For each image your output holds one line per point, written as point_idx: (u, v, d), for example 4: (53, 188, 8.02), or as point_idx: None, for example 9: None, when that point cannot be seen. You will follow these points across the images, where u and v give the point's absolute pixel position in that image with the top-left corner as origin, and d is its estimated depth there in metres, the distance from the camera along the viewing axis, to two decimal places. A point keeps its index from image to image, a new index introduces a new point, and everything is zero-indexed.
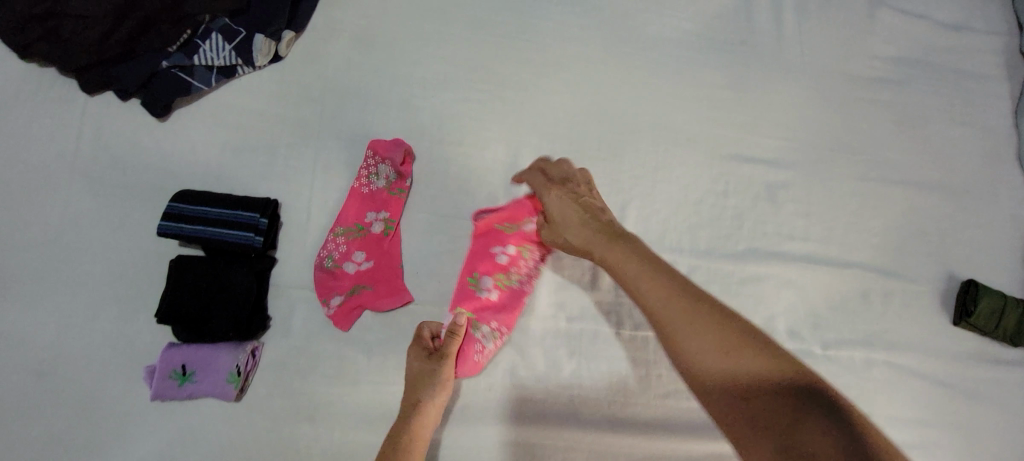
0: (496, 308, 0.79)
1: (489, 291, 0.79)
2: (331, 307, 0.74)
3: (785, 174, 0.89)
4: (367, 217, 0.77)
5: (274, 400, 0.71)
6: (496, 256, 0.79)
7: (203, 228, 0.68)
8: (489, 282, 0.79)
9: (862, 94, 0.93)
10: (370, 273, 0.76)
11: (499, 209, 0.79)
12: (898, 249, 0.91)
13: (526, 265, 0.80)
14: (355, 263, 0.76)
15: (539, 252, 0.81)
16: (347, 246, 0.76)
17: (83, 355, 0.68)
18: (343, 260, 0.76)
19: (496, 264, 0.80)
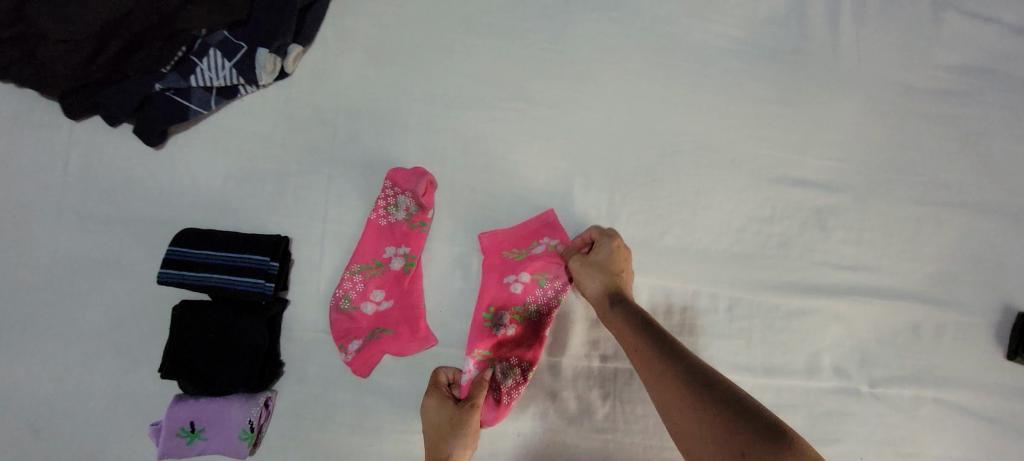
0: (516, 343, 0.72)
1: (507, 326, 0.71)
2: (349, 353, 0.68)
3: (836, 198, 0.82)
4: (385, 252, 0.71)
5: (291, 453, 0.66)
6: (509, 286, 0.71)
7: (208, 276, 0.63)
8: (506, 316, 0.71)
9: (922, 108, 0.86)
10: (389, 314, 0.70)
11: (509, 234, 0.72)
12: (953, 277, 0.84)
13: (542, 294, 0.72)
14: (373, 303, 0.70)
15: (556, 279, 0.72)
16: (364, 285, 0.70)
17: (83, 409, 0.63)
18: (361, 300, 0.70)
19: (509, 296, 0.71)
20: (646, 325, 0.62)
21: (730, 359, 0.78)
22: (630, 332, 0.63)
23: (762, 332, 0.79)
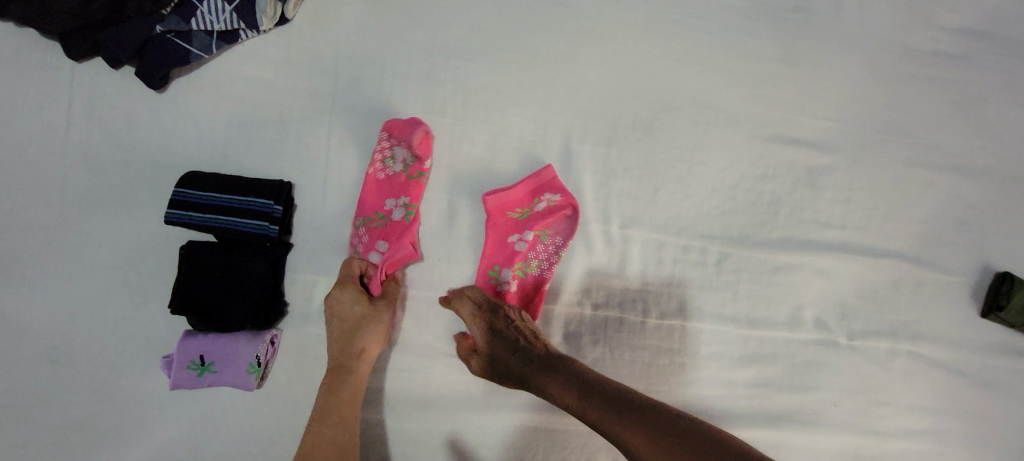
0: (517, 297, 0.76)
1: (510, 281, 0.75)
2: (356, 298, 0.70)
3: (829, 158, 0.84)
4: (386, 204, 0.72)
5: (296, 387, 0.70)
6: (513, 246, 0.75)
7: (215, 217, 0.64)
8: (508, 272, 0.75)
9: (919, 70, 0.86)
10: (394, 263, 0.72)
11: (511, 190, 0.74)
12: (937, 238, 0.87)
13: (544, 250, 0.76)
14: (378, 253, 0.72)
15: (557, 237, 0.76)
16: (369, 237, 0.72)
17: (98, 341, 0.66)
18: (368, 251, 0.72)
19: (513, 253, 0.75)
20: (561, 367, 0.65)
21: (716, 311, 0.81)
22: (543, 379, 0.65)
23: (748, 285, 0.82)
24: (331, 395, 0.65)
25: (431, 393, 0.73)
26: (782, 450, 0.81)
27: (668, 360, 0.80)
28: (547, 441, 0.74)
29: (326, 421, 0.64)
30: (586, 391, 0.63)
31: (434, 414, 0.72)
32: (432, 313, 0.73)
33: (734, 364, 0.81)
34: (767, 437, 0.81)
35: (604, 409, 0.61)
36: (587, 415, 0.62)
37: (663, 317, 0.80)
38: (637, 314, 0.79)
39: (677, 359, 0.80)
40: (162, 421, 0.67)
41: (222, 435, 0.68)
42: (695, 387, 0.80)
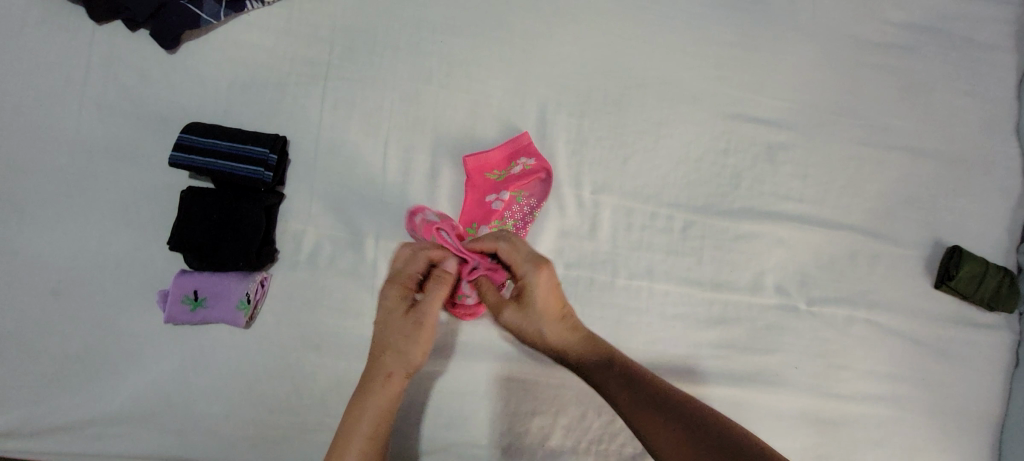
0: None
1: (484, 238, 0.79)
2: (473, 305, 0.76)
3: (786, 135, 0.90)
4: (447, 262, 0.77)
5: (283, 329, 0.75)
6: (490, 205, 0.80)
7: (214, 161, 0.70)
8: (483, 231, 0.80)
9: (869, 58, 0.94)
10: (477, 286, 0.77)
11: (489, 154, 0.80)
12: (889, 213, 0.93)
13: (519, 210, 0.81)
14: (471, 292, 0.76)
15: (531, 199, 0.82)
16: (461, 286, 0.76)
17: (103, 277, 0.72)
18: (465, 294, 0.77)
19: (490, 212, 0.80)
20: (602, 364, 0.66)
21: (682, 275, 0.87)
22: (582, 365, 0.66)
23: (712, 251, 0.87)
24: (365, 396, 0.63)
25: None
26: (745, 408, 0.85)
27: (636, 319, 0.84)
28: (518, 389, 0.80)
29: (356, 417, 0.62)
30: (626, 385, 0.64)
31: None
32: None
33: (699, 325, 0.86)
34: (731, 396, 0.84)
35: (641, 404, 0.63)
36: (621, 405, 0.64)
37: (631, 278, 0.85)
38: (607, 275, 0.84)
39: (644, 318, 0.84)
40: (158, 354, 0.73)
41: (212, 371, 0.73)
42: (662, 346, 0.84)
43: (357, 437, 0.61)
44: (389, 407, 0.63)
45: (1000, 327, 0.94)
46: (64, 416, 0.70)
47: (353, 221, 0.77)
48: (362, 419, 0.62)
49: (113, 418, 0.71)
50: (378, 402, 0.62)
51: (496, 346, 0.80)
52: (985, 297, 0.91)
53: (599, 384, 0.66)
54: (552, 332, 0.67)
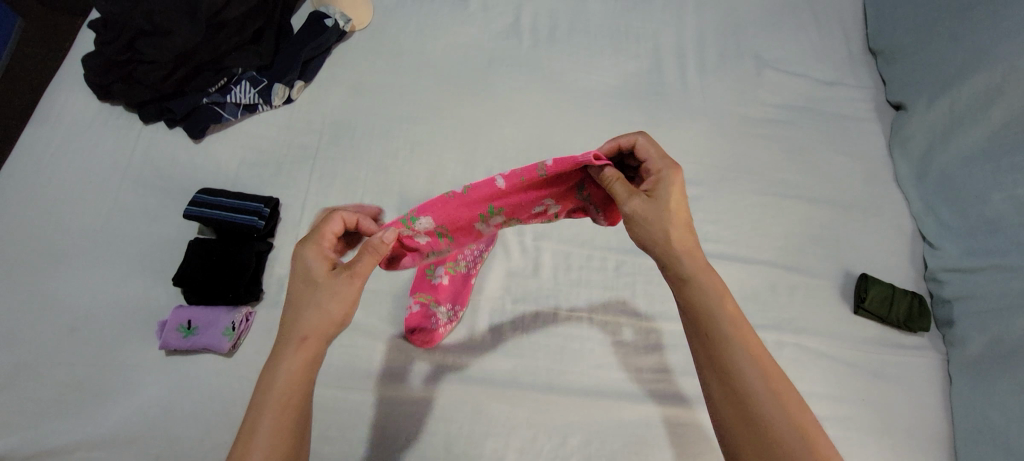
0: (448, 291, 0.93)
1: (491, 224, 0.79)
2: (553, 211, 0.81)
3: (695, 189, 1.09)
4: (543, 203, 0.78)
5: (258, 357, 0.84)
6: (534, 206, 0.79)
7: (219, 212, 0.88)
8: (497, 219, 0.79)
9: (756, 130, 1.16)
10: (524, 211, 0.79)
11: None
12: (799, 250, 1.07)
13: (470, 253, 0.93)
14: (546, 209, 0.80)
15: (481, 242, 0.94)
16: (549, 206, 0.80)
17: (110, 315, 0.85)
18: (547, 211, 0.81)
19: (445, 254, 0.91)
20: (699, 286, 0.68)
21: (621, 307, 0.98)
22: (683, 280, 0.69)
23: (644, 285, 1.00)
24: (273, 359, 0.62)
25: (372, 367, 0.88)
26: (690, 428, 0.90)
27: (580, 346, 0.94)
28: (471, 411, 0.86)
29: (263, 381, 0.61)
30: (712, 308, 0.67)
31: (373, 386, 0.87)
32: None
33: (638, 351, 0.95)
34: (674, 416, 0.90)
35: (720, 327, 0.66)
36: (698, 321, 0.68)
37: (572, 309, 0.96)
38: (550, 306, 0.96)
39: (588, 345, 0.94)
40: (146, 383, 0.81)
41: (189, 396, 0.81)
42: (606, 371, 0.92)
43: (269, 411, 0.59)
44: (303, 376, 0.62)
45: (927, 348, 1.01)
46: (53, 440, 0.77)
47: None
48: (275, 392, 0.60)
49: (95, 441, 0.77)
50: (286, 366, 0.61)
51: (450, 373, 0.89)
52: (899, 318, 1.00)
53: (703, 308, 0.67)
54: (688, 248, 0.69)
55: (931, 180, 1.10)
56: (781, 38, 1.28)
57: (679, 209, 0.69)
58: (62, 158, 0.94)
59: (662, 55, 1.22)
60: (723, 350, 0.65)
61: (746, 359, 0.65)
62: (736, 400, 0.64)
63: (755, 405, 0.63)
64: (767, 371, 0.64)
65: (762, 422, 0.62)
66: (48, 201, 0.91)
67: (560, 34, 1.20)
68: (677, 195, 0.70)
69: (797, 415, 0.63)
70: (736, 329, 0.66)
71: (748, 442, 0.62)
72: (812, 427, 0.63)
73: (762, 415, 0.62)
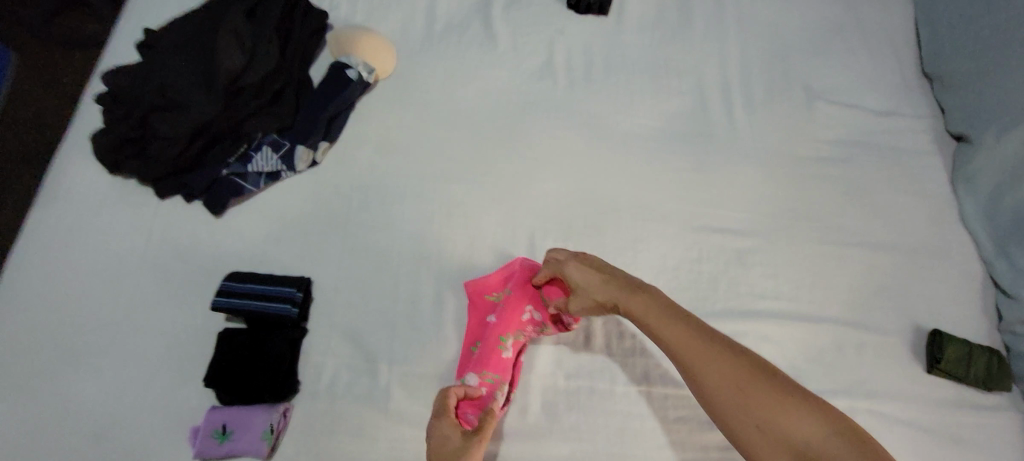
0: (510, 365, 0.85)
1: (509, 351, 0.85)
2: (538, 315, 0.88)
3: (752, 240, 1.01)
4: (528, 310, 0.88)
5: (301, 458, 0.78)
6: (527, 320, 0.88)
7: (250, 302, 0.82)
8: (511, 343, 0.86)
9: (811, 171, 1.08)
10: (519, 326, 0.87)
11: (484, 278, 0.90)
12: (863, 303, 1.00)
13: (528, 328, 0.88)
14: (533, 317, 0.88)
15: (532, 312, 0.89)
16: (534, 314, 0.89)
17: (138, 420, 0.78)
18: (536, 320, 0.89)
19: (490, 327, 0.87)
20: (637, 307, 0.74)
21: (681, 378, 0.91)
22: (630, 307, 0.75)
23: None
24: None
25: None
26: None
27: (641, 424, 0.88)
28: None
29: None
30: (659, 321, 0.72)
31: None
32: (424, 384, 0.85)
33: (703, 426, 0.88)
34: None
35: (671, 339, 0.70)
36: (662, 341, 0.71)
37: (629, 383, 0.90)
38: (606, 382, 0.90)
39: (648, 423, 0.88)
40: None
41: None
42: (670, 450, 0.86)
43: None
44: None
45: (1004, 407, 0.95)
46: None
47: (368, 348, 0.86)
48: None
49: None
50: None
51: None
52: (979, 377, 0.94)
53: (653, 328, 0.72)
54: (620, 285, 0.78)
55: (1003, 221, 1.03)
56: (830, 64, 1.20)
57: (597, 274, 0.80)
58: (74, 242, 0.87)
59: (705, 91, 1.13)
60: (688, 357, 0.68)
61: (711, 351, 0.67)
62: (728, 408, 0.63)
63: (739, 401, 0.63)
64: (730, 361, 0.65)
65: (754, 416, 0.61)
66: (63, 293, 0.84)
67: (596, 72, 1.12)
68: (588, 266, 0.82)
69: (788, 401, 0.61)
70: (685, 335, 0.69)
71: (757, 441, 0.61)
72: (800, 406, 0.60)
73: (749, 405, 0.62)
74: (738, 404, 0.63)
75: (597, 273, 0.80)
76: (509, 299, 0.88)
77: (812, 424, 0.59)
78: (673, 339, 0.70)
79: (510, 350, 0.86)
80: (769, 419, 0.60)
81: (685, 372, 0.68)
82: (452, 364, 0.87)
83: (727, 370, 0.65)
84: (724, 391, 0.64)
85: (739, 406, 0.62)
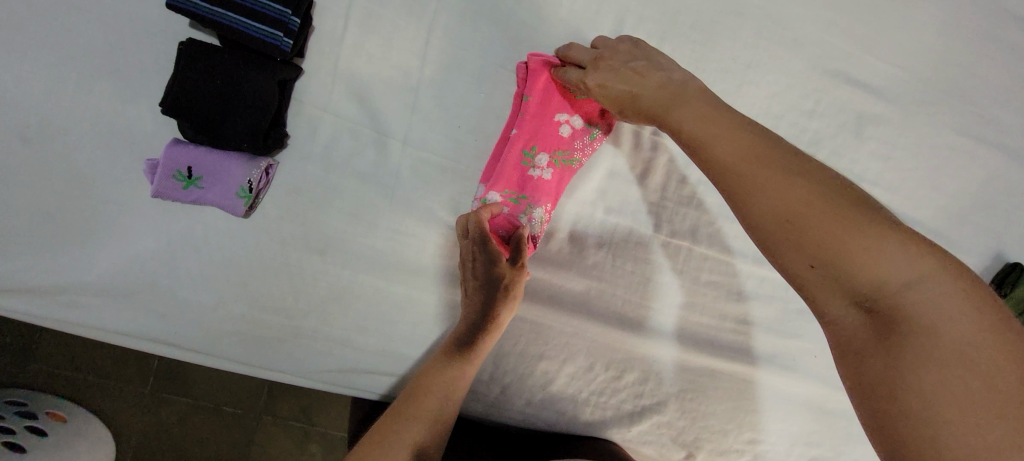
0: (548, 185, 0.71)
1: (543, 169, 0.71)
2: (576, 124, 0.72)
3: (883, 107, 0.79)
4: (563, 116, 0.71)
5: (284, 225, 0.67)
6: (558, 126, 0.71)
7: (225, 14, 0.57)
8: (544, 158, 0.71)
9: (1002, 34, 0.80)
10: (553, 137, 0.71)
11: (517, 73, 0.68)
12: (962, 215, 0.84)
13: (563, 137, 0.72)
14: (570, 126, 0.72)
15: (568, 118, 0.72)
16: (571, 121, 0.72)
17: (75, 130, 0.61)
18: (573, 129, 0.72)
19: (520, 138, 0.69)
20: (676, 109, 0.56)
21: (726, 241, 0.79)
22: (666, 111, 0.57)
23: None
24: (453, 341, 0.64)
25: (422, 263, 0.70)
26: (753, 387, 0.82)
27: (669, 279, 0.78)
28: (529, 331, 0.75)
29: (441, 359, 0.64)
30: (700, 121, 0.53)
31: (419, 284, 0.71)
32: (441, 178, 0.69)
33: (730, 296, 0.80)
34: (742, 373, 0.81)
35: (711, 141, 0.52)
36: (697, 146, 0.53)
37: (673, 235, 0.77)
38: (648, 227, 0.77)
39: (676, 280, 0.78)
40: (141, 230, 0.64)
41: (197, 255, 0.66)
42: (688, 311, 0.79)
43: (461, 386, 0.62)
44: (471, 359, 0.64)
45: None
46: (33, 278, 0.63)
47: (378, 116, 0.67)
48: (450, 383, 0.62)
49: (88, 288, 0.64)
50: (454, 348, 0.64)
51: None
52: None
53: (691, 133, 0.54)
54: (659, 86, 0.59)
55: None
56: None
57: (627, 87, 0.61)
58: None
59: None
60: (728, 158, 0.50)
61: (767, 160, 0.48)
62: (782, 237, 0.45)
63: (799, 223, 0.44)
64: (787, 173, 0.46)
65: (818, 245, 0.44)
66: None
67: None
68: (613, 73, 0.62)
69: (863, 226, 0.43)
70: (731, 139, 0.50)
71: (818, 284, 0.44)
72: (881, 233, 0.42)
73: (812, 231, 0.44)
74: (795, 231, 0.45)
75: (627, 81, 0.61)
76: (532, 109, 0.69)
77: (895, 256, 0.41)
78: (717, 141, 0.51)
79: (543, 167, 0.71)
80: (832, 254, 0.43)
81: (727, 193, 0.50)
82: (479, 162, 0.70)
83: (788, 184, 0.46)
84: (779, 213, 0.45)
85: (795, 233, 0.44)
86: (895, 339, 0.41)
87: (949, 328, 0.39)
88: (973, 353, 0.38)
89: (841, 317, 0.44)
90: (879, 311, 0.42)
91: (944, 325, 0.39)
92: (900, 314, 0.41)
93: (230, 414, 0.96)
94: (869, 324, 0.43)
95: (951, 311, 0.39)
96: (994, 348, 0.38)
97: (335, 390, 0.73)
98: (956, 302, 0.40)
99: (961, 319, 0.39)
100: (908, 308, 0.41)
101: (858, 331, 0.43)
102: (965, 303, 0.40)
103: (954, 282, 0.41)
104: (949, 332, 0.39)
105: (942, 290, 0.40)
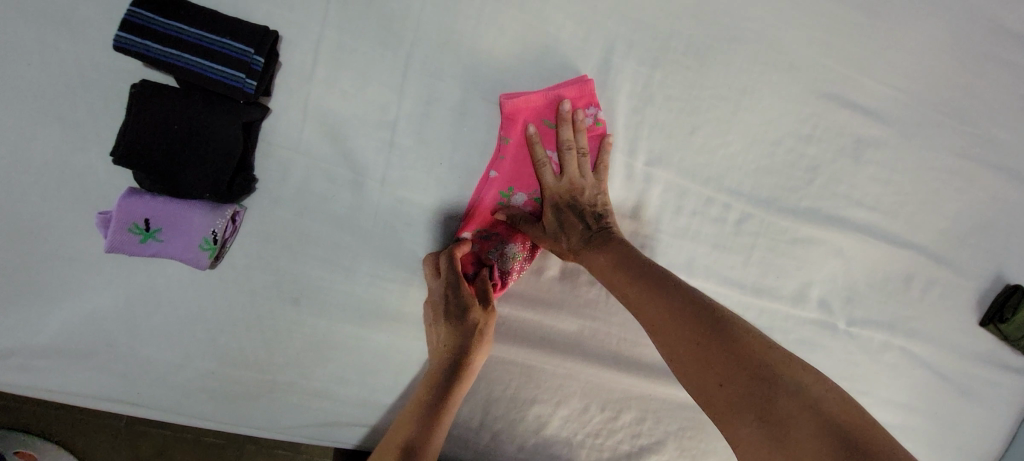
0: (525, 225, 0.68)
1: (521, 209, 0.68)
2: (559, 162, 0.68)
3: (882, 131, 0.76)
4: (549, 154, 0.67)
5: (254, 275, 0.62)
6: None
7: (181, 56, 0.53)
8: (522, 198, 0.68)
9: (1001, 52, 0.77)
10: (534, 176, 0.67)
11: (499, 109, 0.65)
12: (962, 237, 0.82)
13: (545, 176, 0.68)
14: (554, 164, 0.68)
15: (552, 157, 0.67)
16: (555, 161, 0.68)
17: (20, 183, 0.56)
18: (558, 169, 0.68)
19: (499, 179, 0.66)
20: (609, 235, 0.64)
21: (722, 273, 0.76)
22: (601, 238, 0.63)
23: (763, 252, 0.77)
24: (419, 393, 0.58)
25: (404, 309, 0.66)
26: None
27: None
28: (520, 375, 0.71)
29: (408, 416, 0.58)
30: (616, 246, 0.62)
31: (402, 331, 0.67)
32: (423, 219, 0.65)
33: None
34: None
35: (619, 263, 0.61)
36: (618, 276, 0.60)
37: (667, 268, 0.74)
38: None
39: None
40: (97, 287, 0.59)
41: (160, 312, 0.61)
42: None
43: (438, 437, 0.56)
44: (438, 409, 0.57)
45: None
46: None
47: (354, 156, 0.62)
48: (433, 414, 0.57)
49: (40, 351, 0.59)
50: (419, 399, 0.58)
51: (501, 324, 0.70)
52: None
53: (608, 252, 0.62)
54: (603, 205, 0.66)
55: None
56: None
57: (578, 193, 0.65)
58: None
59: None
60: (629, 275, 0.59)
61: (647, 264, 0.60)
62: (669, 339, 0.54)
63: (684, 331, 0.53)
64: (669, 284, 0.57)
65: (715, 358, 0.49)
66: None
67: None
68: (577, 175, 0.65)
69: (734, 327, 0.51)
70: (629, 252, 0.61)
71: (709, 386, 0.49)
72: (748, 338, 0.50)
73: (692, 337, 0.52)
74: (688, 337, 0.52)
75: (583, 190, 0.66)
76: (510, 149, 0.66)
77: (760, 353, 0.49)
78: (622, 255, 0.61)
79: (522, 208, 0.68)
80: (717, 358, 0.49)
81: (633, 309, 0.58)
82: (463, 201, 0.66)
83: (670, 285, 0.57)
84: (669, 319, 0.54)
85: (691, 338, 0.52)
86: (780, 437, 0.43)
87: (815, 409, 0.44)
88: (839, 441, 0.42)
89: (730, 419, 0.47)
90: (758, 407, 0.46)
91: (813, 409, 0.44)
92: (775, 406, 0.45)
93: (213, 445, 0.88)
94: (754, 422, 0.45)
95: (813, 392, 0.45)
96: (840, 408, 0.44)
97: (315, 441, 0.69)
98: (822, 391, 0.46)
99: (826, 401, 0.45)
100: (787, 407, 0.45)
101: (744, 429, 0.46)
102: (828, 393, 0.46)
103: (812, 377, 0.47)
104: (806, 408, 0.44)
105: (808, 385, 0.46)
